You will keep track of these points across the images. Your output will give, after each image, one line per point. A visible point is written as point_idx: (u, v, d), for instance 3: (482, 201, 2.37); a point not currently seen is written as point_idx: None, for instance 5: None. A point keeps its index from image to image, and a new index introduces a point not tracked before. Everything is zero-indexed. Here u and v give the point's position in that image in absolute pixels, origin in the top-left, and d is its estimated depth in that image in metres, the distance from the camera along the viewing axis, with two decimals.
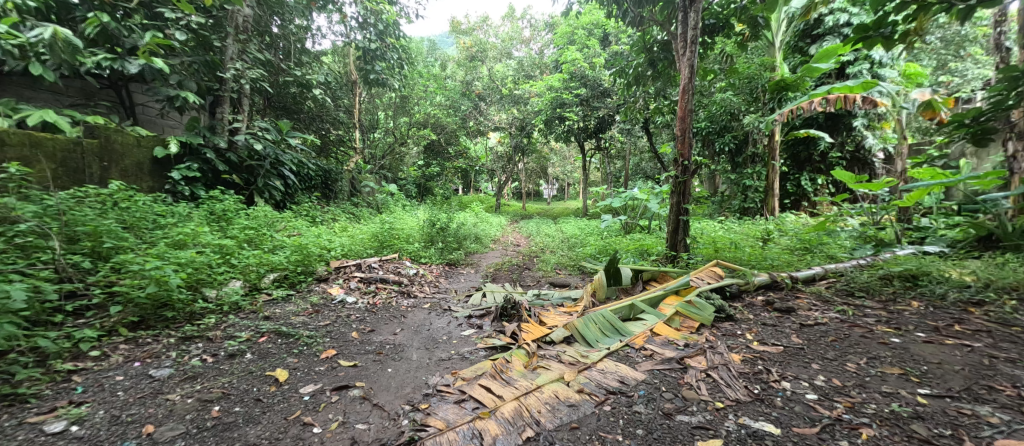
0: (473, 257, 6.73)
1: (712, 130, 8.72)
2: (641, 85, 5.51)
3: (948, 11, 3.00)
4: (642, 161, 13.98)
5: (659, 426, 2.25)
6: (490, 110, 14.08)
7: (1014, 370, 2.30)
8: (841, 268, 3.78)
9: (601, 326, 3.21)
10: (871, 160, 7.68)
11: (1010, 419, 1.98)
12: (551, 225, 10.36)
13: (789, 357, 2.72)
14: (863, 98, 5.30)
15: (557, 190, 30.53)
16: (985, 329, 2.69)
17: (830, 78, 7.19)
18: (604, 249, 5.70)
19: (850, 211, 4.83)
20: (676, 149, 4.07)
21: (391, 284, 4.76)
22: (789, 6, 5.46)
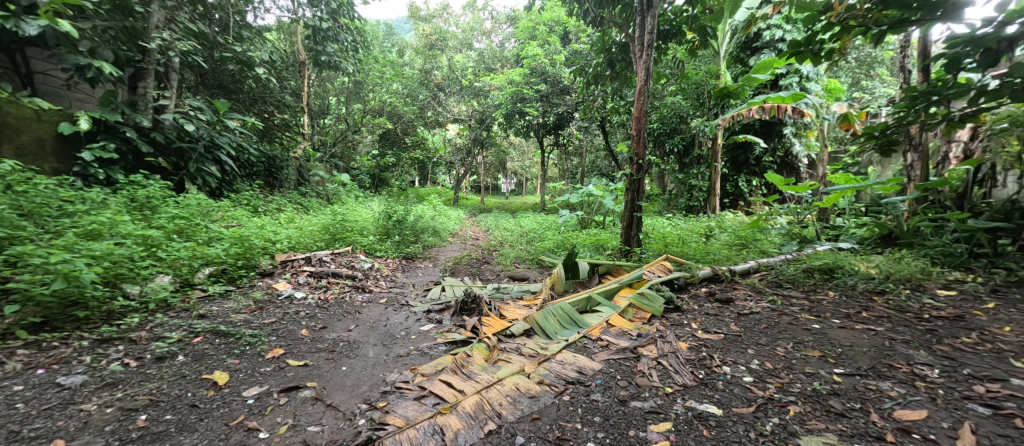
0: (432, 251, 6.60)
1: (663, 131, 9.24)
2: (600, 84, 5.70)
3: (865, 34, 3.36)
4: (597, 160, 14.41)
5: (615, 413, 2.36)
6: (449, 101, 13.83)
7: (908, 350, 2.66)
8: (771, 263, 4.18)
9: (559, 319, 3.31)
10: (797, 164, 8.47)
11: (905, 392, 2.29)
12: (510, 219, 10.44)
13: (728, 344, 2.97)
14: (793, 109, 5.89)
15: (517, 186, 30.70)
16: (886, 315, 3.09)
17: (765, 88, 7.86)
18: (562, 243, 5.87)
19: (778, 210, 5.33)
20: (632, 148, 4.25)
21: (344, 279, 4.55)
22: (732, 18, 5.85)
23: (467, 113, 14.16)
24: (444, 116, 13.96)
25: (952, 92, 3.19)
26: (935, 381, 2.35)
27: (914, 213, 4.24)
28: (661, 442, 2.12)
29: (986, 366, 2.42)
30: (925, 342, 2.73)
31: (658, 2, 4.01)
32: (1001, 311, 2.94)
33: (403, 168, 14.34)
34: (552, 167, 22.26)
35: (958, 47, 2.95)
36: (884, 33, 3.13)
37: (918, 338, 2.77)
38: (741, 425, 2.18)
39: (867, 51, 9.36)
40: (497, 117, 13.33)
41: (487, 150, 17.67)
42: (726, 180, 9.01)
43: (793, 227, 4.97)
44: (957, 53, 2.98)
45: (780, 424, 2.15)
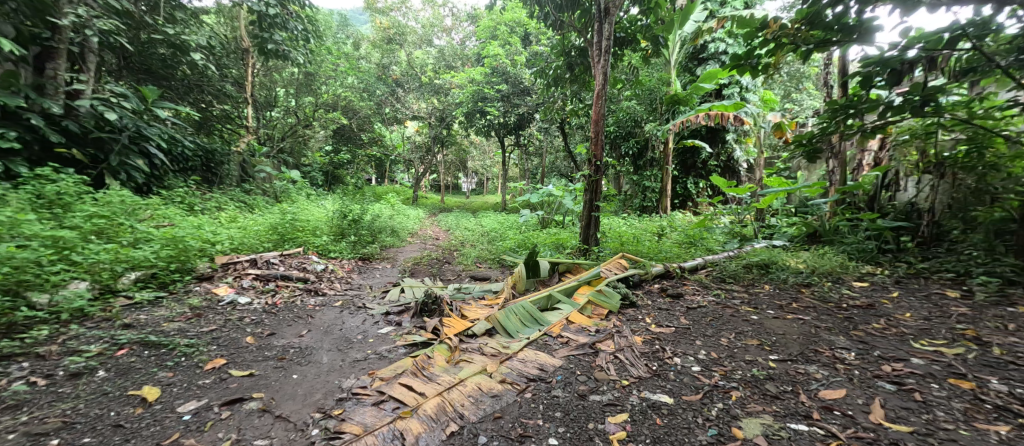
0: (390, 252, 6.37)
1: (620, 134, 9.63)
2: (560, 86, 5.84)
3: (795, 51, 3.57)
4: (556, 160, 14.62)
5: (575, 407, 2.34)
6: (408, 97, 13.29)
7: (831, 337, 2.83)
8: (716, 260, 4.47)
9: (521, 317, 3.31)
10: (738, 168, 9.10)
11: (828, 374, 2.40)
12: (470, 219, 10.33)
13: (679, 336, 3.06)
14: (734, 118, 6.67)
15: (477, 186, 30.41)
16: (813, 306, 3.36)
17: (711, 97, 8.40)
18: (524, 242, 5.91)
19: (721, 211, 5.73)
20: (591, 150, 4.39)
21: (294, 281, 4.26)
22: (682, 31, 6.21)
23: (427, 110, 13.32)
24: (403, 113, 13.28)
25: (865, 106, 3.58)
26: (851, 363, 2.49)
27: (834, 213, 4.72)
28: (618, 432, 2.12)
29: (893, 347, 2.60)
30: (844, 328, 2.94)
31: (615, 10, 4.17)
32: (905, 300, 3.30)
33: (358, 166, 13.78)
34: (512, 168, 22.29)
35: (870, 66, 3.25)
36: (810, 51, 3.33)
37: (838, 325, 2.98)
38: (689, 412, 2.20)
39: (796, 67, 10.29)
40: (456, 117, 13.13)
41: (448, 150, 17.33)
42: (676, 182, 9.53)
43: (734, 226, 5.36)
44: (870, 71, 3.28)
45: (724, 409, 2.20)
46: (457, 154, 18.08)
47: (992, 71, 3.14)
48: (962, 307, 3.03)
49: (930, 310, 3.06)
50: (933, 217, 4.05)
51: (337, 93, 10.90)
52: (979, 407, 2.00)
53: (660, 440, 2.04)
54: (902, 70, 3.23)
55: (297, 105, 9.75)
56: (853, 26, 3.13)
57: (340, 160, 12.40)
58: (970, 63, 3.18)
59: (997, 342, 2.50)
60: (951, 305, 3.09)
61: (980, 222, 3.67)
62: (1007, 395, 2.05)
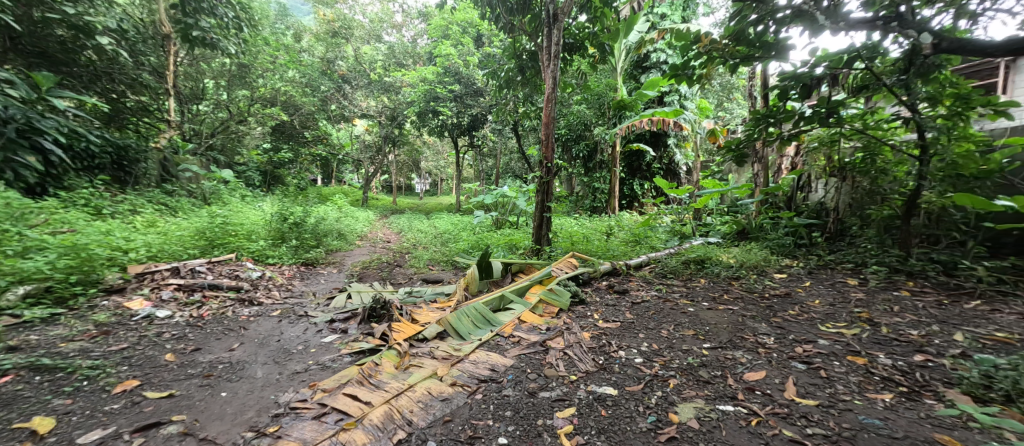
0: (337, 256, 6.14)
1: (571, 137, 9.91)
2: (512, 89, 5.95)
3: (725, 64, 3.79)
4: (510, 162, 14.71)
5: (525, 404, 2.33)
6: (356, 95, 12.78)
7: (755, 324, 3.07)
8: (658, 258, 4.73)
9: (473, 319, 3.29)
10: (679, 171, 9.64)
11: (752, 357, 2.61)
12: (423, 220, 10.22)
13: (624, 331, 3.18)
14: (674, 124, 7.17)
15: (430, 186, 29.96)
16: (741, 296, 3.63)
17: (653, 103, 8.86)
18: (477, 243, 5.93)
19: (663, 211, 6.06)
20: (542, 152, 4.55)
21: (225, 291, 4.00)
22: (627, 40, 6.61)
23: (377, 108, 13.10)
24: (351, 110, 12.83)
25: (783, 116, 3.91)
26: (771, 346, 2.72)
27: (760, 213, 5.14)
28: (565, 426, 2.14)
29: (804, 331, 2.89)
30: (766, 316, 3.21)
31: (563, 17, 4.30)
32: (815, 288, 3.67)
33: (302, 165, 13.13)
34: (466, 169, 22.12)
35: (786, 81, 3.53)
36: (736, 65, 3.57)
37: (761, 313, 3.25)
38: (632, 402, 2.29)
39: (727, 78, 11.08)
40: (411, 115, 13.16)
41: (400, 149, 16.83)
42: (623, 183, 9.96)
43: (675, 226, 5.68)
44: (786, 85, 3.56)
45: (662, 396, 2.31)
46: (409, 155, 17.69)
47: (881, 89, 3.55)
48: (860, 292, 3.43)
49: (835, 296, 3.43)
50: (841, 216, 4.53)
51: (279, 87, 10.28)
52: (871, 379, 2.28)
53: (605, 430, 2.09)
54: (812, 84, 3.54)
55: (230, 99, 9.06)
56: (771, 43, 3.38)
57: (282, 159, 11.75)
58: (863, 81, 3.60)
59: (886, 323, 2.84)
60: (851, 290, 3.50)
61: (874, 219, 4.15)
62: (893, 367, 2.35)
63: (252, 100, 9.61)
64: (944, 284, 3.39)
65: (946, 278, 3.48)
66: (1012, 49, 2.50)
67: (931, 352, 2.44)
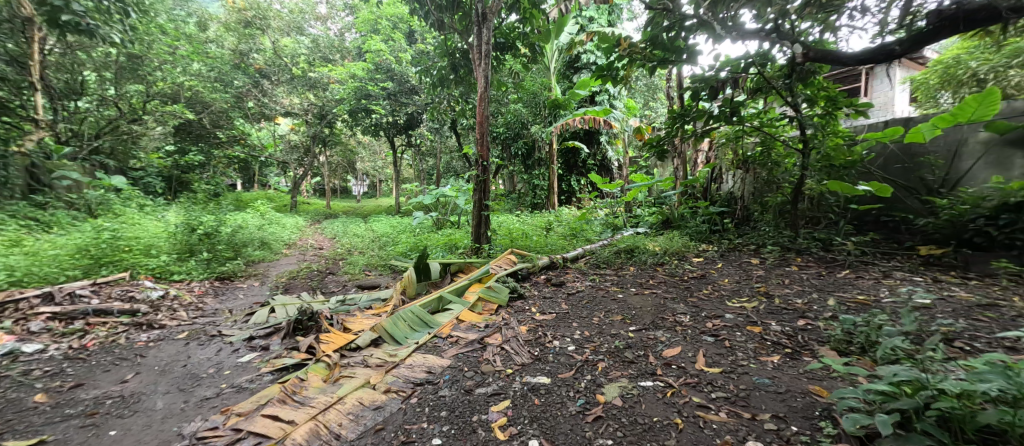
0: (259, 267, 5.75)
1: (508, 135, 10.02)
2: (446, 87, 5.93)
3: (642, 68, 4.00)
4: (451, 160, 14.57)
5: (460, 403, 2.31)
6: (277, 91, 11.91)
7: (674, 304, 3.26)
8: (592, 251, 4.92)
9: (409, 322, 3.21)
10: (612, 165, 10.09)
11: (670, 335, 2.77)
12: (359, 224, 9.85)
13: (559, 321, 3.25)
14: (605, 122, 7.52)
15: (369, 188, 28.84)
16: (663, 279, 3.85)
17: (586, 102, 9.20)
18: (415, 245, 5.83)
19: (597, 205, 6.34)
20: (477, 151, 4.59)
21: (115, 316, 3.62)
22: (558, 41, 6.88)
23: (303, 106, 12.41)
24: (271, 108, 11.92)
25: (695, 114, 4.19)
26: (686, 324, 2.90)
27: (680, 203, 5.51)
28: (499, 419, 2.16)
29: (715, 307, 3.13)
30: (684, 296, 3.42)
31: (492, 16, 4.39)
32: (725, 268, 3.99)
33: (218, 169, 12.12)
34: (406, 169, 21.55)
35: (696, 83, 3.78)
36: (653, 68, 3.78)
37: (680, 294, 3.45)
38: (564, 388, 2.35)
39: (651, 79, 11.82)
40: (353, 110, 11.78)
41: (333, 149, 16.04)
42: (561, 179, 10.27)
43: (609, 219, 5.98)
44: (697, 87, 3.82)
45: (591, 379, 2.39)
46: (343, 156, 16.93)
47: (772, 90, 3.93)
48: (761, 269, 3.79)
49: (741, 274, 3.75)
50: (749, 206, 4.97)
51: (182, 82, 9.34)
52: (765, 344, 2.51)
53: (537, 418, 2.13)
54: (717, 87, 3.83)
55: (119, 95, 8.16)
56: (681, 47, 3.63)
57: (190, 162, 10.71)
58: (757, 84, 3.97)
59: (778, 294, 3.17)
60: (754, 268, 3.85)
61: (773, 205, 4.61)
62: (784, 332, 2.61)
63: (147, 95, 8.72)
64: (823, 258, 3.87)
65: (825, 252, 3.98)
66: (859, 60, 2.90)
67: (811, 316, 2.76)
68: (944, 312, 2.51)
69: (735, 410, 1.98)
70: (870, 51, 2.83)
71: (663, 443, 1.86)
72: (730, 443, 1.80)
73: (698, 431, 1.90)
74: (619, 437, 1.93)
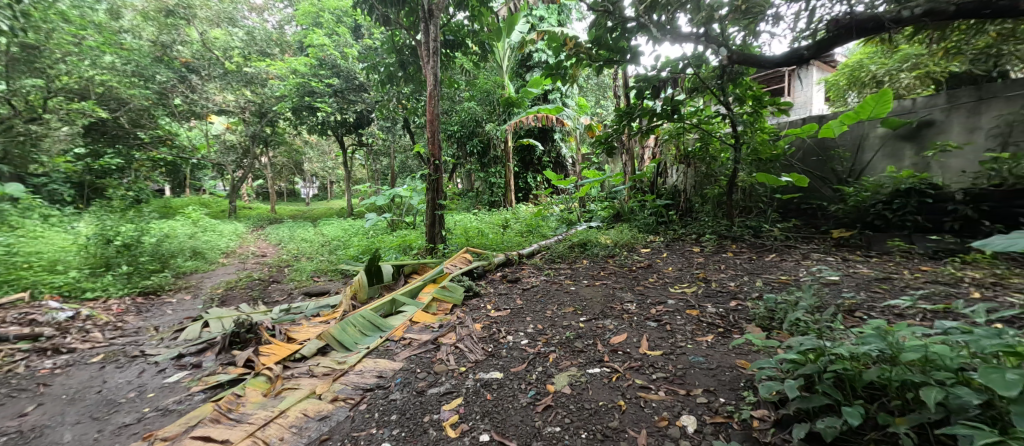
0: (192, 279, 5.40)
1: (463, 133, 9.97)
2: (395, 84, 5.85)
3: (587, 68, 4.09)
4: (406, 159, 14.30)
5: (411, 405, 2.28)
6: (208, 87, 10.98)
7: (622, 293, 3.37)
8: (547, 246, 5.01)
9: (359, 328, 3.13)
10: (566, 162, 10.30)
11: (616, 323, 2.87)
12: (307, 228, 9.47)
13: (513, 317, 3.27)
14: (557, 120, 7.97)
15: (319, 190, 27.76)
16: (613, 270, 3.97)
17: (539, 100, 9.32)
18: (368, 248, 5.70)
19: (552, 202, 6.45)
20: (429, 150, 4.56)
21: (12, 343, 3.28)
22: (509, 40, 6.96)
23: (238, 103, 11.59)
24: (202, 105, 10.96)
25: (639, 112, 4.34)
26: (633, 311, 3.01)
27: (630, 197, 5.71)
28: (450, 417, 2.15)
29: (659, 294, 3.27)
30: (631, 285, 3.54)
31: (438, 12, 4.35)
32: (670, 257, 4.18)
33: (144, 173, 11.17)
34: (359, 168, 20.89)
35: (640, 83, 3.92)
36: (600, 68, 3.87)
37: (628, 283, 3.57)
38: (516, 381, 2.37)
39: (601, 78, 12.16)
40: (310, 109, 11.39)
41: (278, 150, 15.25)
42: (518, 177, 10.34)
43: (564, 215, 6.10)
44: (641, 86, 3.96)
45: (542, 371, 2.43)
46: (289, 157, 16.14)
47: (706, 90, 4.13)
48: (701, 257, 4.01)
49: (683, 262, 3.94)
50: (691, 198, 5.23)
51: (93, 77, 8.36)
52: (701, 325, 2.65)
53: (489, 413, 2.14)
54: (659, 86, 3.99)
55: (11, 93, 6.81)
56: (624, 47, 3.74)
57: (106, 166, 9.61)
58: (694, 85, 4.18)
59: (715, 279, 3.36)
60: (695, 256, 4.06)
61: (712, 197, 4.88)
62: (719, 313, 2.76)
63: (48, 91, 7.62)
64: (755, 244, 4.14)
65: (756, 239, 4.27)
66: (776, 63, 3.30)
67: (742, 297, 2.94)
68: (850, 286, 2.77)
69: (673, 388, 2.07)
70: (784, 56, 3.23)
71: (606, 425, 1.93)
72: (667, 419, 1.89)
73: (639, 410, 1.97)
74: (567, 423, 1.97)
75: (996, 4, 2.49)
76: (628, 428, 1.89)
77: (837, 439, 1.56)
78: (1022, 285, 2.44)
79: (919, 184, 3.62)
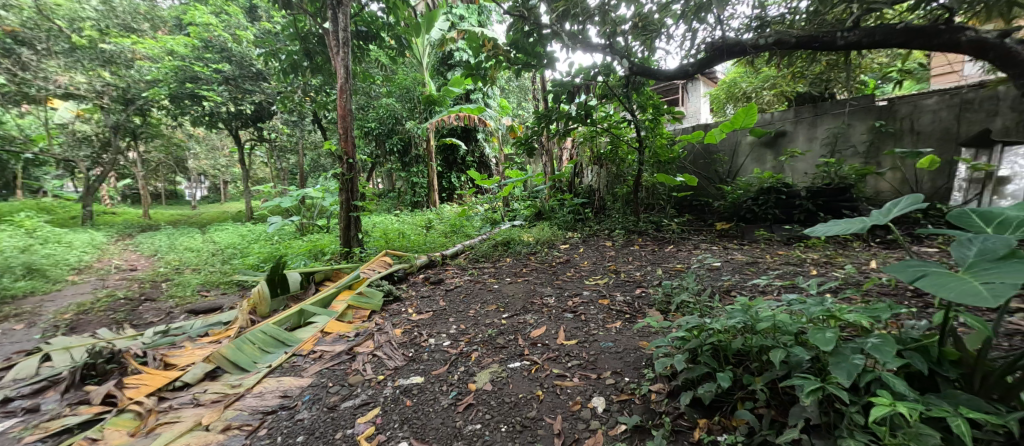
0: (26, 302, 4.46)
1: (382, 131, 9.56)
2: (299, 74, 5.47)
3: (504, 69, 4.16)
4: (319, 157, 13.34)
5: (321, 423, 2.17)
6: (48, 64, 7.69)
7: (542, 288, 3.51)
8: (471, 246, 5.02)
9: (260, 344, 2.88)
10: (490, 162, 10.38)
11: (536, 317, 2.98)
12: (195, 235, 8.37)
13: (435, 319, 3.24)
14: (479, 119, 8.01)
15: (210, 190, 24.77)
16: (534, 267, 4.09)
17: (461, 99, 9.31)
18: (271, 255, 5.26)
19: (476, 202, 6.48)
20: (341, 147, 4.33)
21: None
22: (428, 36, 6.85)
23: (92, 86, 8.45)
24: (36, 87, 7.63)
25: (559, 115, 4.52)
26: (551, 304, 3.15)
27: (550, 196, 5.94)
28: (366, 430, 2.08)
29: (576, 286, 3.46)
30: (551, 280, 3.70)
31: (348, 1, 4.16)
32: (586, 251, 4.42)
33: None
34: (262, 167, 19.01)
35: (556, 87, 4.12)
36: (519, 71, 3.99)
37: (547, 279, 3.72)
38: (437, 384, 2.36)
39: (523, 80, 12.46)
40: (207, 95, 9.00)
41: (152, 143, 13.00)
42: (441, 177, 10.21)
43: (488, 214, 6.14)
44: (558, 91, 4.18)
45: (464, 370, 2.45)
46: (168, 154, 14.05)
47: (615, 97, 4.44)
48: (613, 250, 4.31)
49: (597, 256, 4.20)
50: (603, 197, 5.57)
51: None
52: (611, 313, 2.85)
53: (408, 420, 2.11)
54: (573, 91, 4.25)
55: None
56: (541, 52, 3.88)
57: None
58: (604, 92, 4.48)
59: (624, 270, 3.64)
60: (607, 250, 4.35)
61: (622, 195, 5.29)
62: (626, 301, 3.00)
63: None
64: (657, 237, 4.56)
65: (658, 233, 4.70)
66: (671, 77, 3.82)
67: (645, 285, 3.23)
68: (727, 270, 3.17)
69: (585, 373, 2.21)
70: (675, 72, 3.74)
71: (524, 416, 2.01)
72: (579, 402, 2.02)
73: (554, 398, 2.08)
74: (487, 419, 2.02)
75: (822, 39, 3.02)
76: (545, 416, 1.99)
77: (713, 401, 1.79)
78: (844, 262, 2.99)
79: (776, 183, 4.27)
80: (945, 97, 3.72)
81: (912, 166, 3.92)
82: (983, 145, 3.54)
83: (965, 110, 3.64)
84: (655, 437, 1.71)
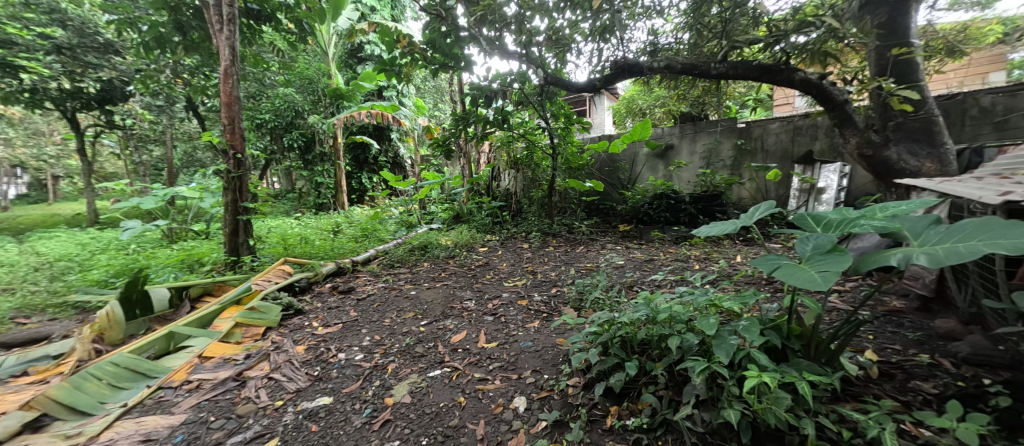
0: None
1: (279, 124, 8.50)
2: (168, 51, 4.67)
3: (420, 66, 4.02)
4: (195, 151, 11.33)
5: None
6: None
7: (461, 292, 3.45)
8: (384, 251, 4.71)
9: (111, 378, 2.32)
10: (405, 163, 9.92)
11: (457, 322, 2.91)
12: (14, 242, 6.46)
13: (345, 331, 2.95)
14: (394, 118, 7.59)
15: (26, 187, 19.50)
16: (455, 271, 4.00)
17: (372, 96, 8.86)
18: (127, 266, 4.28)
19: (390, 203, 6.07)
20: (226, 140, 3.78)
21: None
22: (334, 24, 6.32)
23: None
24: None
25: (475, 119, 4.54)
26: (472, 308, 3.12)
27: (467, 199, 5.87)
28: None
29: (495, 288, 3.48)
30: (470, 283, 3.67)
31: None
32: (504, 254, 4.47)
33: None
34: (111, 160, 15.19)
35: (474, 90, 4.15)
36: (436, 72, 3.91)
37: (467, 282, 3.68)
38: (348, 403, 2.16)
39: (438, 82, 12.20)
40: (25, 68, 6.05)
41: None
42: (351, 177, 9.44)
43: (403, 216, 5.74)
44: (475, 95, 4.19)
45: (380, 384, 2.29)
46: None
47: (530, 104, 4.62)
48: (528, 252, 4.45)
49: (514, 258, 4.28)
50: (520, 200, 5.71)
51: None
52: (530, 313, 2.92)
53: None
54: (490, 95, 4.30)
55: None
56: (458, 54, 3.85)
57: None
58: (519, 99, 4.62)
59: (540, 271, 3.77)
60: (524, 251, 4.48)
61: (536, 198, 5.45)
62: (543, 300, 3.11)
63: None
64: (568, 239, 4.83)
65: (569, 234, 4.97)
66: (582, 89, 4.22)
67: (560, 284, 3.39)
68: (628, 267, 3.49)
69: (507, 374, 2.24)
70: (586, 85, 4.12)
71: (446, 425, 1.95)
72: (501, 404, 2.03)
73: (477, 402, 2.06)
74: (407, 434, 1.92)
75: (699, 68, 3.60)
76: (468, 422, 1.95)
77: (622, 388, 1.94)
78: (718, 258, 3.51)
79: (666, 190, 4.88)
80: (784, 123, 4.61)
81: (763, 179, 4.80)
82: (808, 163, 4.44)
83: (798, 134, 4.54)
84: (574, 429, 1.79)
